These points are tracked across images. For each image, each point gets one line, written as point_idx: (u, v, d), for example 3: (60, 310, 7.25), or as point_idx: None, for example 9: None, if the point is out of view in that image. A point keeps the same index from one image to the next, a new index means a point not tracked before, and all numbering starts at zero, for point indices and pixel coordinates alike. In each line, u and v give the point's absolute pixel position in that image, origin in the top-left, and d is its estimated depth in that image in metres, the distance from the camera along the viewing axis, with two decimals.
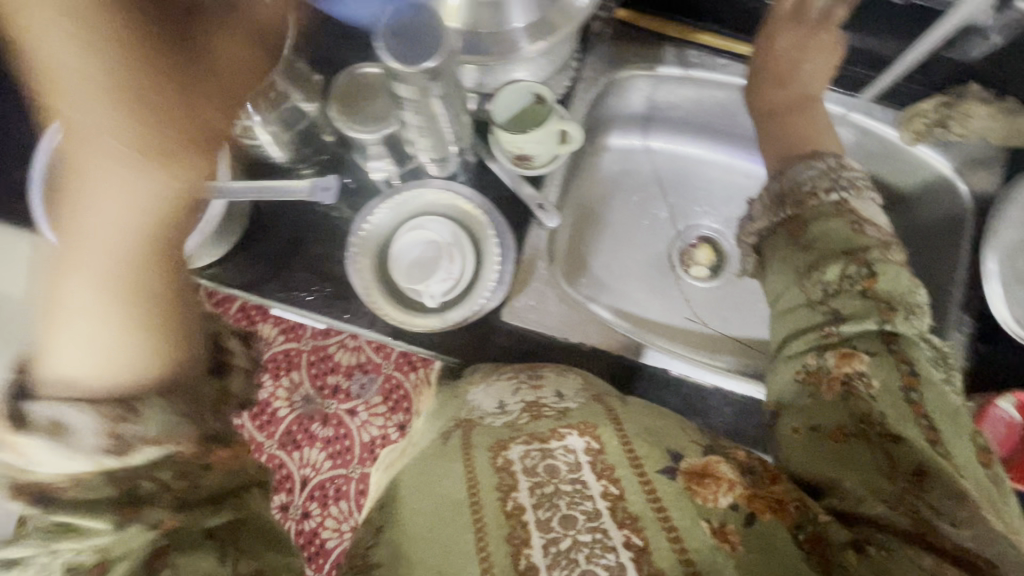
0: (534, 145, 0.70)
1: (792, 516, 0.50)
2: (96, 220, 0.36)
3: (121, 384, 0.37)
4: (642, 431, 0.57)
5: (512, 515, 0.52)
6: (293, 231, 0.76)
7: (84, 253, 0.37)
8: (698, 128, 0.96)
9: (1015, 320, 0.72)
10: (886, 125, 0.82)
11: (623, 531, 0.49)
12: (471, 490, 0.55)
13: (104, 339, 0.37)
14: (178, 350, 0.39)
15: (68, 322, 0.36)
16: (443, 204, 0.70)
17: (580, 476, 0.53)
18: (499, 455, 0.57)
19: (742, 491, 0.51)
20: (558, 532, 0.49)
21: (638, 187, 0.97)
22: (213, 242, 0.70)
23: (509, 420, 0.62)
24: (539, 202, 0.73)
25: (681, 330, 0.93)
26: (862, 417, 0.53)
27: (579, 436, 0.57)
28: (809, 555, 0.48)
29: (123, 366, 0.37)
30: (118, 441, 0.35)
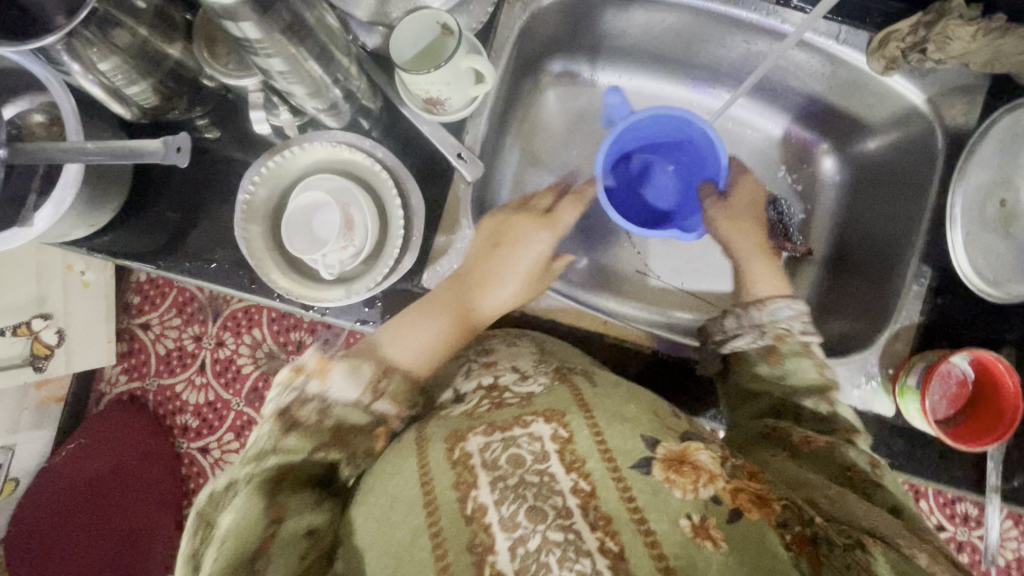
0: (442, 87, 0.60)
1: (777, 513, 0.46)
2: (483, 275, 0.66)
3: (406, 361, 0.59)
4: (615, 417, 0.52)
5: (474, 520, 0.46)
6: (192, 194, 0.69)
7: (453, 294, 0.64)
8: (651, 58, 0.87)
9: (976, 269, 0.69)
10: (860, 52, 0.73)
11: (597, 535, 0.44)
12: (423, 487, 0.49)
13: (416, 335, 0.61)
14: (445, 350, 0.62)
15: (406, 327, 0.61)
16: (341, 159, 0.62)
17: (547, 467, 0.48)
18: (455, 447, 0.51)
19: (724, 484, 0.47)
20: (525, 529, 0.45)
21: (584, 126, 0.91)
22: (89, 212, 0.63)
23: (467, 408, 0.56)
24: (458, 151, 0.67)
25: (633, 285, 0.87)
26: (826, 447, 0.59)
27: (544, 423, 0.51)
28: (797, 557, 0.43)
29: (417, 352, 0.60)
30: (280, 500, 0.48)
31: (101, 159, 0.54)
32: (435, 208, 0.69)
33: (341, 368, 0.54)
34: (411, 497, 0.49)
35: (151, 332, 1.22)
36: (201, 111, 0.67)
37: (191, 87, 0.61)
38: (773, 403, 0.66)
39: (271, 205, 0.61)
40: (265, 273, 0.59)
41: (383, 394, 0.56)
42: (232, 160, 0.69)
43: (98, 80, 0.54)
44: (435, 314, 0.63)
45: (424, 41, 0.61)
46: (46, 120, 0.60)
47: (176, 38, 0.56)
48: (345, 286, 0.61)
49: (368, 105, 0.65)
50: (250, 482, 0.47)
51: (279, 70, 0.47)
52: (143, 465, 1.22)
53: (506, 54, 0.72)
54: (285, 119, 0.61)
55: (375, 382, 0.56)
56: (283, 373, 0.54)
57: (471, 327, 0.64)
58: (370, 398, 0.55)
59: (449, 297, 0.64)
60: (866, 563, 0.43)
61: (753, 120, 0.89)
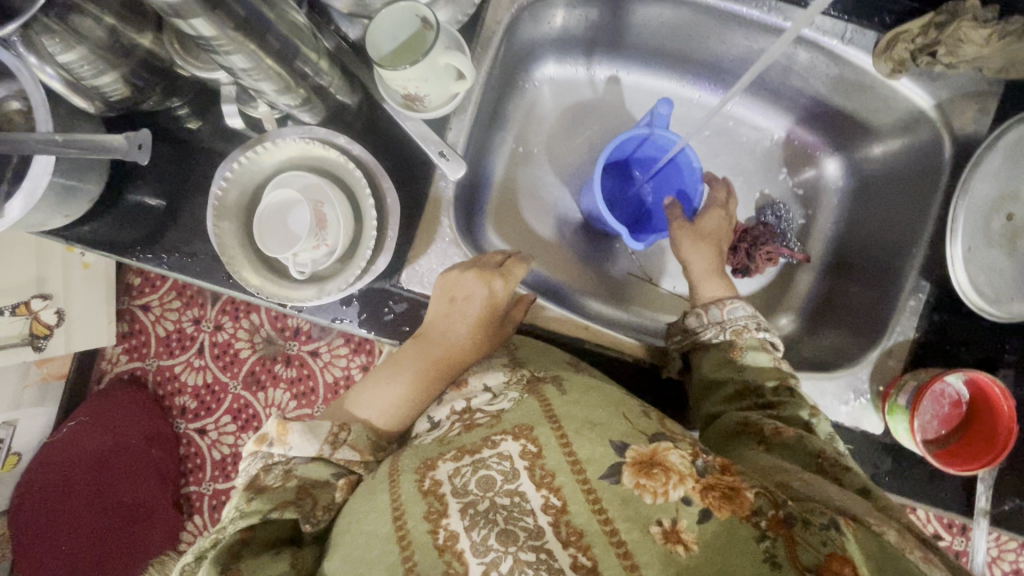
0: (420, 84, 0.58)
1: (749, 503, 0.45)
2: (445, 336, 0.65)
3: (376, 418, 0.61)
4: (583, 425, 0.51)
5: (446, 550, 0.45)
6: (173, 185, 0.69)
7: (415, 354, 0.64)
8: (649, 54, 0.84)
9: (977, 288, 0.65)
10: (866, 54, 0.69)
11: (569, 551, 0.44)
12: (396, 524, 0.47)
13: (384, 393, 0.62)
14: (415, 403, 0.63)
15: (373, 387, 0.63)
16: (313, 155, 0.61)
17: (517, 486, 0.48)
18: (426, 477, 0.50)
19: (693, 483, 0.46)
20: (496, 552, 0.44)
21: (577, 123, 0.89)
22: (64, 202, 0.62)
23: (439, 435, 0.56)
24: (441, 150, 0.66)
25: (619, 283, 0.87)
26: (791, 436, 0.56)
27: (514, 441, 0.51)
28: (772, 542, 0.43)
29: (384, 408, 0.62)
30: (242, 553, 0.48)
31: (73, 153, 0.54)
32: (416, 205, 0.68)
33: (297, 428, 0.55)
34: (383, 534, 0.47)
35: (151, 314, 1.23)
36: (181, 100, 0.67)
37: (166, 78, 0.60)
38: (737, 391, 0.63)
39: (243, 203, 0.60)
40: (236, 271, 0.58)
41: (343, 444, 0.57)
42: (213, 150, 0.69)
43: (56, 72, 0.53)
44: (404, 372, 0.63)
45: (402, 36, 0.59)
46: (24, 107, 0.59)
47: (147, 28, 0.55)
48: (317, 285, 0.61)
49: (345, 100, 0.63)
50: (213, 549, 0.48)
51: (241, 67, 0.47)
52: (143, 446, 1.21)
53: (493, 48, 0.70)
54: (262, 112, 0.60)
55: (335, 434, 0.57)
56: (249, 445, 0.56)
57: (436, 379, 0.64)
58: (330, 450, 0.56)
59: (414, 355, 0.64)
60: (840, 545, 0.43)
61: (753, 118, 0.86)
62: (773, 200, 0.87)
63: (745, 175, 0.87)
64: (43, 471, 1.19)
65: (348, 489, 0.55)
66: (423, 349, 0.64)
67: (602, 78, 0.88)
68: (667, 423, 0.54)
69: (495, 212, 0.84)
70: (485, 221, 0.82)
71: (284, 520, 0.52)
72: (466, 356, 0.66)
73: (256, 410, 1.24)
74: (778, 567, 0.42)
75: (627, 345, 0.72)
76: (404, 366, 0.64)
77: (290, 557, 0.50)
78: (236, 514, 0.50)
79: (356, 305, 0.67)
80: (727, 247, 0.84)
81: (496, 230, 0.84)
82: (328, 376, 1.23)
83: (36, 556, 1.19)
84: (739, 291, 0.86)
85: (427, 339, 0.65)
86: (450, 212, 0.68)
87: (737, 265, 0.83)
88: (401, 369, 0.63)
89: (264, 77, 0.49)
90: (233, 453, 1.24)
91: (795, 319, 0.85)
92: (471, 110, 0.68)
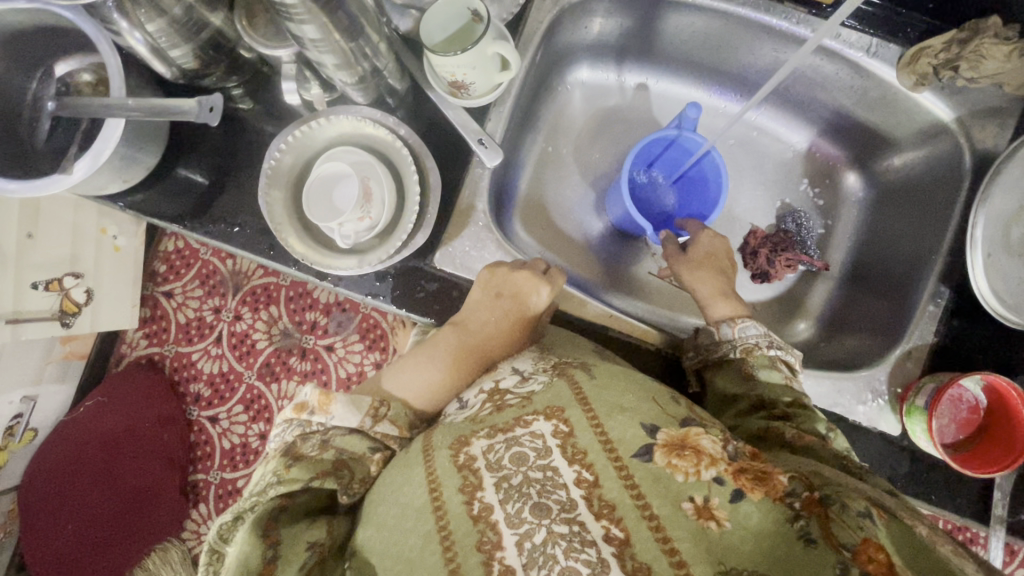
0: (467, 71, 0.62)
1: (781, 487, 0.46)
2: (482, 326, 0.67)
3: (413, 396, 0.64)
4: (614, 408, 0.51)
5: (480, 519, 0.46)
6: (223, 160, 0.72)
7: (452, 340, 0.66)
8: (678, 63, 0.88)
9: (997, 294, 0.66)
10: (889, 67, 0.72)
11: (602, 522, 0.45)
12: (432, 494, 0.48)
13: (422, 372, 0.64)
14: (453, 384, 0.64)
15: (411, 368, 0.65)
16: (364, 132, 0.65)
17: (550, 462, 0.48)
18: (460, 452, 0.51)
19: (726, 465, 0.47)
20: (531, 524, 0.44)
21: (606, 126, 0.92)
22: (124, 168, 0.66)
23: (470, 414, 0.56)
24: (480, 137, 0.69)
25: (645, 284, 0.89)
26: (816, 442, 0.57)
27: (545, 421, 0.51)
28: (806, 522, 0.44)
29: (422, 388, 0.64)
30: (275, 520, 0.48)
31: (139, 116, 0.58)
32: (451, 191, 0.71)
33: (339, 399, 0.56)
34: (419, 503, 0.48)
35: (174, 301, 1.26)
36: (236, 81, 0.70)
37: (230, 56, 0.64)
38: (758, 398, 0.63)
39: (294, 172, 0.64)
40: (283, 236, 0.62)
41: (384, 418, 0.59)
42: (262, 131, 0.72)
43: (144, 37, 0.56)
44: (441, 353, 0.65)
45: (453, 27, 0.63)
46: (93, 80, 0.63)
47: (219, 7, 0.59)
48: (358, 256, 0.64)
49: (393, 84, 0.67)
50: (254, 511, 0.47)
51: (311, 37, 0.50)
52: (155, 429, 1.23)
53: (533, 47, 0.75)
54: (316, 93, 0.65)
55: (376, 408, 0.59)
56: (288, 411, 0.56)
57: (471, 365, 0.66)
58: (371, 423, 0.57)
59: (452, 337, 0.66)
60: (875, 531, 0.43)
61: (776, 128, 0.89)
62: (794, 208, 0.89)
63: (767, 184, 0.90)
64: (53, 451, 1.19)
65: (383, 464, 0.56)
66: (461, 331, 0.67)
67: (631, 85, 0.91)
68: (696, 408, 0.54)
69: (522, 209, 0.87)
70: (513, 215, 0.85)
71: (317, 491, 0.52)
72: (498, 346, 0.67)
73: (268, 401, 1.26)
74: (813, 544, 0.43)
75: (648, 335, 0.74)
76: (442, 345, 0.66)
77: (327, 525, 0.51)
78: (275, 479, 0.49)
79: (389, 282, 0.70)
80: (746, 251, 0.87)
81: (523, 225, 0.86)
82: (341, 371, 1.25)
83: (37, 538, 1.17)
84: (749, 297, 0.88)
85: (463, 323, 0.67)
86: (484, 197, 0.71)
87: (756, 272, 0.86)
88: (439, 349, 0.65)
89: (329, 50, 0.53)
90: (241, 442, 1.25)
91: (810, 326, 0.86)
92: (510, 101, 0.72)
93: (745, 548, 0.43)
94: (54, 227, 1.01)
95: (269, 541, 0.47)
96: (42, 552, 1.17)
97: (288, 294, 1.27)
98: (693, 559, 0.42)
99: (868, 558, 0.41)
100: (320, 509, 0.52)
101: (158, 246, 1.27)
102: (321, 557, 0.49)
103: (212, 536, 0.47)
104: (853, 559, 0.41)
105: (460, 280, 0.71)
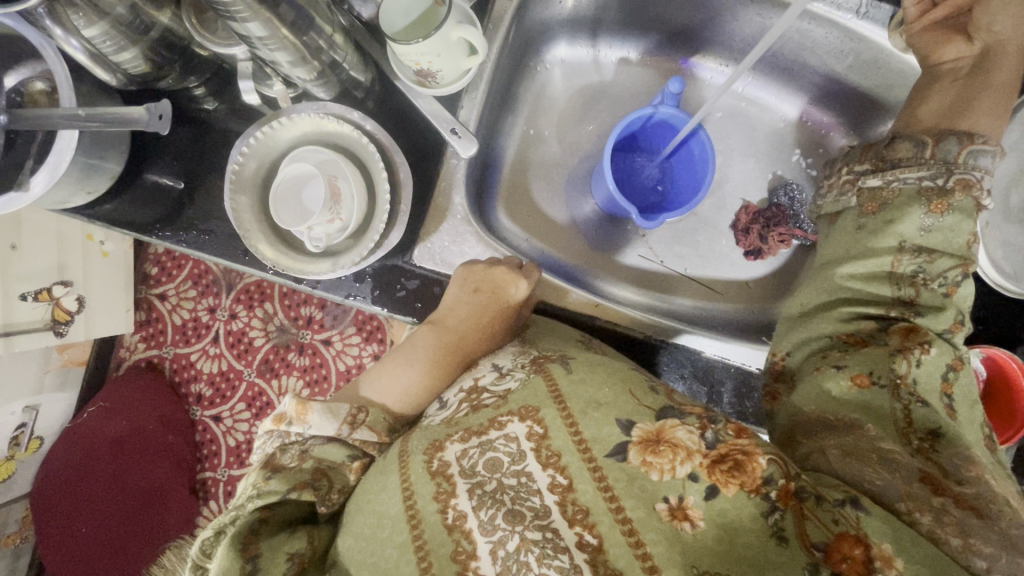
0: (433, 58, 0.59)
1: (757, 479, 0.43)
2: (460, 323, 0.66)
3: (390, 401, 0.62)
4: (588, 405, 0.50)
5: (455, 529, 0.46)
6: (192, 164, 0.70)
7: (429, 340, 0.65)
8: (662, 33, 0.84)
9: (996, 265, 0.69)
10: (879, 29, 0.71)
11: (575, 529, 0.44)
12: (406, 504, 0.48)
13: (400, 373, 0.63)
14: (435, 384, 0.63)
15: (388, 373, 0.64)
16: (327, 130, 0.63)
17: (524, 467, 0.48)
18: (434, 458, 0.50)
19: (701, 459, 0.45)
20: (504, 531, 0.44)
21: (592, 102, 0.88)
22: (85, 178, 0.63)
23: (447, 416, 0.55)
24: (453, 126, 0.66)
25: (634, 270, 0.86)
26: (870, 373, 0.52)
27: (520, 422, 0.50)
28: (782, 516, 0.42)
29: (397, 396, 0.63)
30: (247, 541, 0.47)
31: (95, 126, 0.55)
32: (426, 184, 0.69)
33: (316, 408, 0.57)
34: (394, 514, 0.48)
35: (168, 302, 1.24)
36: (197, 81, 0.68)
37: (185, 55, 0.62)
38: (847, 313, 0.58)
39: (259, 176, 0.63)
40: (252, 244, 0.61)
41: (360, 425, 0.58)
42: (229, 131, 0.70)
43: (82, 45, 0.55)
44: (416, 353, 0.65)
45: (416, 12, 0.60)
46: (48, 88, 0.59)
47: (165, 5, 0.57)
48: (332, 259, 0.62)
49: (357, 76, 0.64)
50: (234, 525, 0.47)
51: (257, 35, 0.50)
52: (156, 430, 1.21)
53: (504, 27, 0.71)
54: (279, 90, 0.63)
55: (353, 416, 0.59)
56: (268, 423, 0.57)
57: (448, 364, 0.64)
58: (348, 429, 0.57)
59: (429, 336, 0.65)
60: (853, 523, 0.41)
61: (766, 98, 0.86)
62: (786, 180, 0.86)
63: (758, 156, 0.87)
64: (65, 458, 1.18)
65: (361, 472, 0.56)
66: (440, 329, 0.66)
67: (613, 60, 0.87)
68: (678, 395, 0.52)
69: (505, 194, 0.85)
70: (495, 202, 0.83)
71: (294, 505, 0.52)
72: (474, 342, 0.66)
73: (269, 397, 1.23)
74: (785, 542, 0.42)
75: (638, 322, 0.73)
76: (419, 344, 0.65)
77: (307, 535, 0.51)
78: (253, 493, 0.49)
79: (368, 282, 0.68)
80: (738, 228, 0.84)
81: (506, 212, 0.84)
82: (340, 365, 1.22)
83: (51, 542, 1.16)
84: (748, 275, 0.85)
85: (437, 322, 0.66)
86: (460, 189, 0.69)
87: (749, 250, 0.83)
88: (415, 348, 0.65)
89: (279, 46, 0.52)
90: (246, 439, 1.24)
91: None
92: (483, 86, 0.69)
93: (719, 547, 0.42)
94: (39, 239, 1.00)
95: (248, 555, 0.46)
96: (58, 556, 1.16)
97: (282, 290, 1.24)
98: (665, 563, 0.42)
99: (841, 557, 0.40)
100: (301, 521, 0.52)
101: (146, 249, 1.24)
102: (302, 568, 0.48)
103: (195, 551, 0.47)
104: (825, 560, 0.40)
105: (439, 276, 0.70)
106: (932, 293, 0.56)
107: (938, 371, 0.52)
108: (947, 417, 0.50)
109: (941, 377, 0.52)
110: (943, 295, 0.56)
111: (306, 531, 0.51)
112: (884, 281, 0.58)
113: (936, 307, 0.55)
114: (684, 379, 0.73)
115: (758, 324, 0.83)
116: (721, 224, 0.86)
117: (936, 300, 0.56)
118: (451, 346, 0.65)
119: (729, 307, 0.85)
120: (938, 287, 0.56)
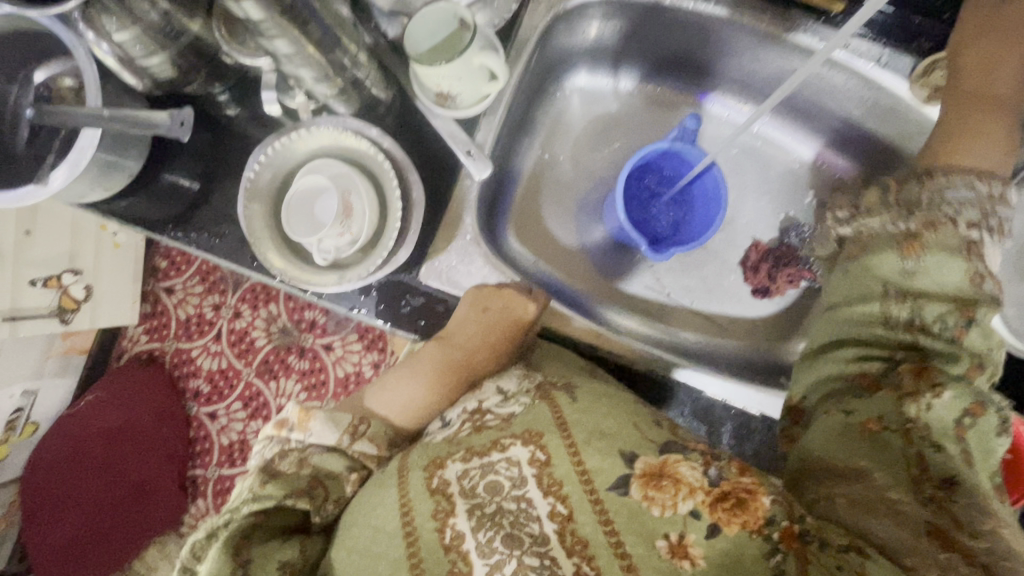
0: (453, 83, 0.62)
1: (759, 518, 0.43)
2: (467, 340, 0.65)
3: (391, 414, 0.63)
4: (593, 434, 0.49)
5: (452, 549, 0.45)
6: (210, 166, 0.71)
7: (434, 356, 0.65)
8: (682, 66, 0.85)
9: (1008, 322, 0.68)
10: (900, 82, 0.71)
11: (574, 559, 0.44)
12: (404, 519, 0.48)
13: (403, 386, 0.64)
14: (439, 398, 0.64)
15: (392, 386, 0.64)
16: (345, 143, 0.64)
17: (525, 493, 0.47)
18: (435, 475, 0.50)
19: (704, 496, 0.44)
20: (501, 555, 0.44)
21: (608, 130, 0.88)
22: (103, 174, 0.63)
23: (450, 433, 0.54)
24: (467, 147, 0.67)
25: (639, 300, 0.85)
26: (880, 418, 0.51)
27: (523, 446, 0.50)
28: (783, 557, 0.42)
29: (400, 409, 0.63)
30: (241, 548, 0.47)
31: (116, 126, 0.56)
32: (439, 203, 0.70)
33: (319, 416, 0.56)
34: (390, 529, 0.47)
35: (174, 297, 1.25)
36: (222, 86, 0.69)
37: (211, 62, 0.64)
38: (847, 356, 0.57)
39: (274, 186, 0.64)
40: (261, 252, 0.61)
41: (361, 436, 0.58)
42: (249, 136, 0.71)
43: (111, 48, 0.57)
44: (423, 367, 0.64)
45: (440, 37, 0.62)
46: (76, 85, 0.61)
47: (198, 13, 0.58)
48: (338, 272, 0.62)
49: (378, 94, 0.66)
50: (227, 529, 0.48)
51: (284, 51, 0.51)
52: (153, 425, 1.21)
53: (525, 54, 0.73)
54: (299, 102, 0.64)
55: (355, 426, 0.58)
56: (267, 430, 0.56)
57: (453, 381, 0.64)
58: (349, 440, 0.57)
59: (436, 350, 0.65)
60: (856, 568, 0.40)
61: (782, 139, 0.87)
62: (797, 222, 0.86)
63: (771, 194, 0.87)
64: (57, 446, 1.17)
65: (358, 484, 0.55)
66: (447, 345, 0.65)
67: (630, 91, 0.88)
68: (682, 432, 0.51)
69: (516, 215, 0.85)
70: (505, 223, 0.83)
71: (286, 515, 0.51)
72: (478, 360, 0.66)
73: (266, 399, 1.23)
74: None
75: (640, 354, 0.72)
76: (427, 357, 0.65)
77: (300, 544, 0.50)
78: (249, 496, 0.50)
79: (374, 295, 0.68)
80: (748, 265, 0.84)
81: (515, 234, 0.84)
82: (340, 370, 1.22)
83: (38, 530, 1.16)
84: (755, 314, 0.84)
85: (445, 339, 0.66)
86: (472, 210, 0.69)
87: (756, 288, 0.84)
88: (422, 361, 0.65)
89: (305, 63, 0.54)
90: (239, 437, 1.23)
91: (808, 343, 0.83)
92: (499, 113, 0.70)
93: None
94: (51, 226, 1.00)
95: (240, 560, 0.47)
96: (44, 544, 1.15)
97: (287, 292, 1.24)
98: None
99: None
100: (294, 529, 0.52)
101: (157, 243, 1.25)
102: None
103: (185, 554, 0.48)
104: None
105: (446, 296, 0.69)
106: (933, 338, 0.53)
107: (951, 415, 0.49)
108: (964, 465, 0.47)
109: (956, 421, 0.49)
110: (948, 340, 0.53)
111: (299, 542, 0.51)
112: (879, 327, 0.56)
113: (948, 350, 0.52)
114: (686, 413, 0.72)
115: (760, 364, 0.83)
116: (731, 259, 0.85)
117: (942, 344, 0.53)
118: (455, 364, 0.65)
119: (733, 344, 0.84)
120: (940, 331, 0.53)
